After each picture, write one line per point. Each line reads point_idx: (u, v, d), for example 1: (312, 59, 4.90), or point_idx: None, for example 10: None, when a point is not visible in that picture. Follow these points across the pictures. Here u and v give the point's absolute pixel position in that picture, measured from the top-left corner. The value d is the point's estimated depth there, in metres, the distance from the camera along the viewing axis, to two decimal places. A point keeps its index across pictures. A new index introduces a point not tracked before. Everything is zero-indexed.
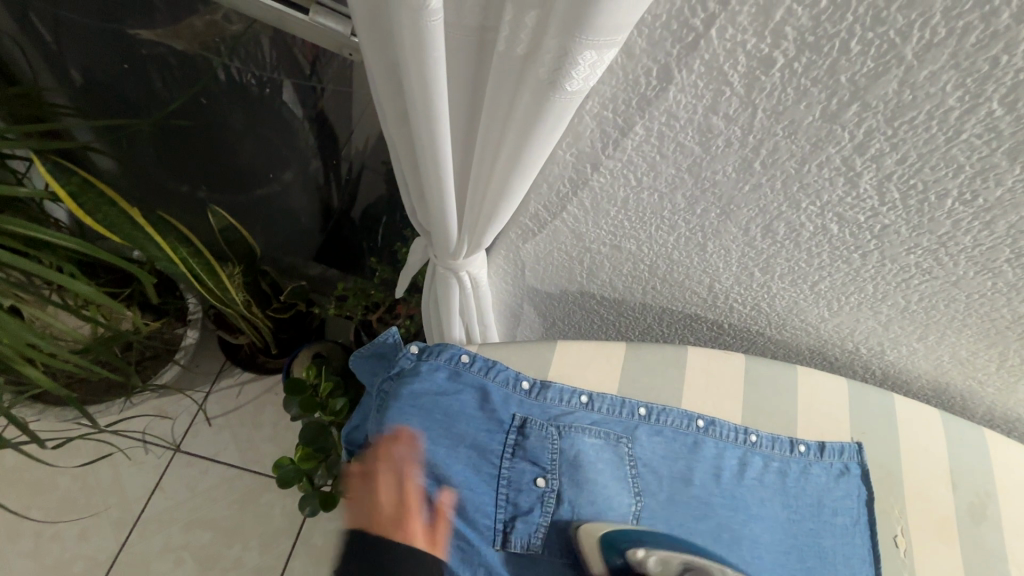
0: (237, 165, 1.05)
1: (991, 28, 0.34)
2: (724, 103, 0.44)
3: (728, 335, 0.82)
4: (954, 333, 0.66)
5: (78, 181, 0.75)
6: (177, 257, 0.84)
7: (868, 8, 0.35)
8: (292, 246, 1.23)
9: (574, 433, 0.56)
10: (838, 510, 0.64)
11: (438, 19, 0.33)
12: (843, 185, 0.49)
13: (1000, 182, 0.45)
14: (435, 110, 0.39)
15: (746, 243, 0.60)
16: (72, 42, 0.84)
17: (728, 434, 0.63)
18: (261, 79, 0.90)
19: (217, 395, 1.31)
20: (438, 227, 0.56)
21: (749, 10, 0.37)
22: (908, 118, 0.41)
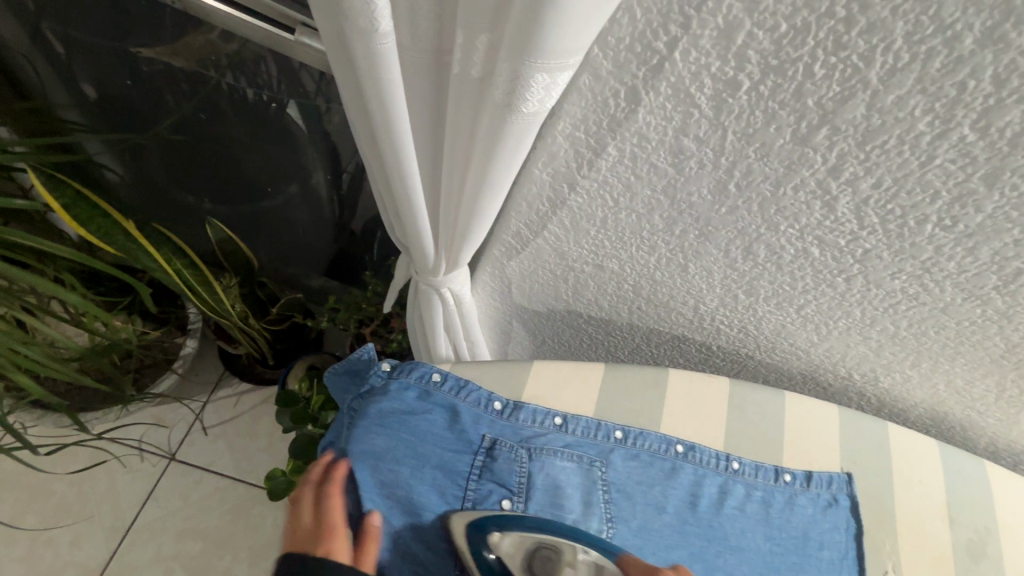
0: (237, 179, 1.06)
1: (956, 53, 0.34)
2: (694, 125, 0.44)
3: (717, 358, 0.80)
4: (948, 361, 0.64)
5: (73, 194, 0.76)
6: (171, 270, 0.85)
7: (828, 33, 0.35)
8: (291, 259, 1.24)
9: (545, 456, 0.55)
10: (825, 544, 0.63)
11: (390, 42, 0.33)
12: (820, 209, 0.48)
13: (980, 209, 0.43)
14: (397, 131, 0.40)
15: (728, 265, 0.59)
16: (79, 59, 0.87)
17: (708, 461, 0.62)
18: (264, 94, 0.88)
19: (214, 404, 1.32)
20: (415, 245, 0.57)
21: (710, 33, 0.37)
22: (879, 143, 0.41)
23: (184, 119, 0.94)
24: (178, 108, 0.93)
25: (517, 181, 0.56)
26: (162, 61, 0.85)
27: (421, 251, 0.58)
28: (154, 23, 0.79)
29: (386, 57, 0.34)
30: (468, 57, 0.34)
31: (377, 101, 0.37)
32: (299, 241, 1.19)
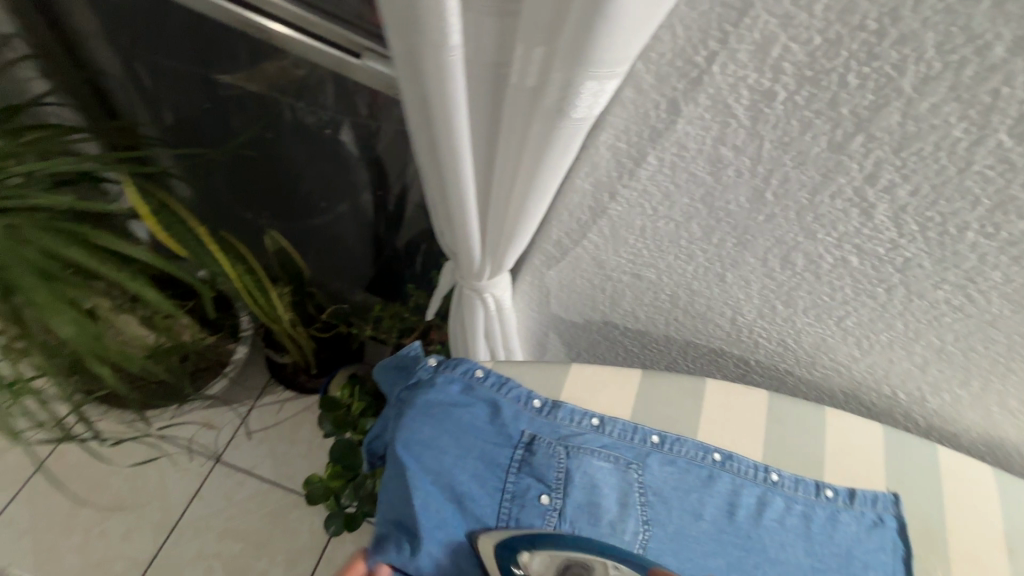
0: (294, 195, 1.14)
1: (987, 61, 0.35)
2: (732, 134, 0.47)
3: (755, 373, 0.80)
4: (999, 378, 0.62)
5: (156, 201, 0.85)
6: (234, 273, 0.92)
7: (861, 45, 0.37)
8: (338, 272, 1.30)
9: (583, 455, 0.56)
10: (870, 564, 0.61)
11: (456, 54, 0.37)
12: (858, 217, 0.50)
13: (1022, 216, 0.44)
14: (456, 136, 0.44)
15: (765, 274, 0.61)
16: (168, 85, 0.97)
17: (746, 471, 0.61)
18: (325, 119, 0.96)
19: (260, 410, 1.38)
20: (463, 248, 0.61)
21: (747, 47, 0.40)
22: (915, 149, 0.42)
23: (253, 139, 1.03)
24: (248, 128, 1.02)
25: (561, 189, 0.59)
26: (238, 87, 0.94)
27: (467, 254, 0.62)
28: (235, 53, 0.88)
29: (451, 69, 0.38)
30: (524, 69, 0.38)
31: (441, 110, 0.42)
32: (346, 255, 1.25)
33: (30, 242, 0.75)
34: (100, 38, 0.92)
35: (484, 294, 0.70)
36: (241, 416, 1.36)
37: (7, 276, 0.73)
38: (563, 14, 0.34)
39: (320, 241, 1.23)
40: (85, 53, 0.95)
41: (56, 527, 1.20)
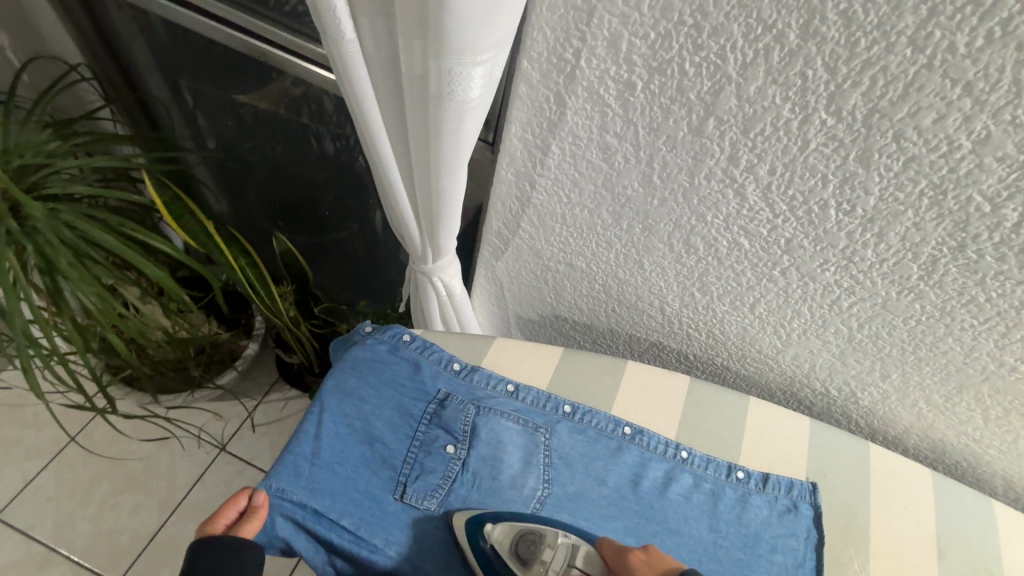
0: (301, 205, 1.28)
1: (787, 47, 0.42)
2: (611, 122, 0.54)
3: (696, 368, 0.82)
4: (914, 369, 0.63)
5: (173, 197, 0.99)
6: (236, 265, 1.04)
7: (686, 38, 0.44)
8: (342, 278, 1.42)
9: (493, 415, 0.62)
10: (779, 548, 0.61)
11: (355, 47, 0.47)
12: (734, 197, 0.55)
13: (868, 191, 0.48)
14: (369, 118, 0.53)
15: (675, 259, 0.66)
16: (199, 106, 1.14)
17: (656, 446, 0.64)
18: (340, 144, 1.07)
19: (264, 405, 1.48)
20: (403, 228, 0.69)
21: (601, 44, 0.48)
22: (758, 130, 0.48)
23: (268, 153, 1.18)
24: (263, 144, 1.17)
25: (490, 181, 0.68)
26: (253, 107, 1.08)
27: (407, 234, 0.70)
28: (248, 78, 1.02)
29: (351, 59, 0.47)
30: (409, 58, 0.47)
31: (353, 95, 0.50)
32: (348, 263, 1.37)
33: (67, 224, 0.89)
34: (148, 68, 1.10)
35: (433, 278, 0.78)
36: (248, 410, 1.46)
37: (47, 252, 0.87)
38: (427, 12, 0.42)
39: (325, 248, 1.36)
40: (138, 80, 1.14)
41: (75, 497, 1.32)
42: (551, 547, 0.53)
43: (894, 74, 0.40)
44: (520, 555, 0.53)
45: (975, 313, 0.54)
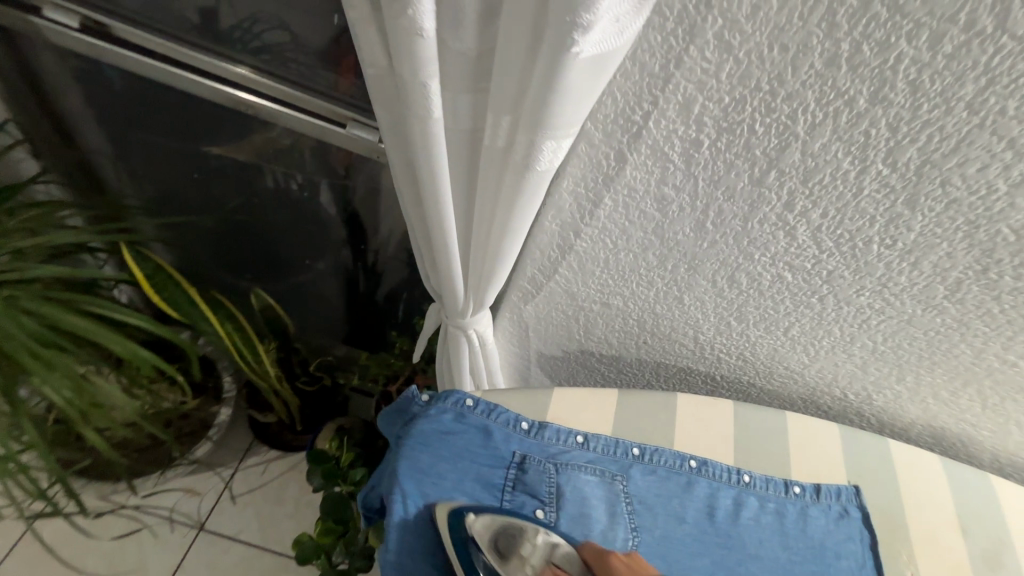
0: (276, 255, 1.20)
1: (855, 110, 0.45)
2: (671, 175, 0.56)
3: (722, 388, 0.87)
4: (927, 372, 0.71)
5: (151, 266, 0.91)
6: (223, 332, 0.97)
7: (760, 102, 0.47)
8: (321, 327, 1.34)
9: (571, 470, 0.63)
10: (842, 554, 0.66)
11: (438, 124, 0.45)
12: (784, 238, 0.59)
13: (910, 228, 0.54)
14: (439, 190, 0.51)
15: (717, 294, 0.69)
16: (155, 159, 1.03)
17: (721, 475, 0.67)
18: (303, 182, 1.05)
19: (243, 474, 1.33)
20: (447, 290, 0.67)
21: (673, 107, 0.50)
22: (817, 179, 0.52)
23: (239, 204, 1.10)
24: (232, 194, 1.09)
25: (532, 232, 0.67)
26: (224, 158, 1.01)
27: (451, 293, 0.68)
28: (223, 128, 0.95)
29: (433, 138, 0.45)
30: (495, 133, 0.46)
31: (427, 170, 0.49)
32: (330, 309, 1.30)
33: (27, 311, 0.78)
34: (91, 121, 0.98)
35: (469, 331, 0.76)
36: (225, 479, 1.32)
37: (3, 346, 0.74)
38: (525, 90, 0.42)
39: (304, 297, 1.28)
40: (77, 135, 1.01)
41: None
42: (526, 542, 0.56)
43: (949, 133, 0.45)
44: (499, 547, 0.55)
45: (988, 322, 0.61)
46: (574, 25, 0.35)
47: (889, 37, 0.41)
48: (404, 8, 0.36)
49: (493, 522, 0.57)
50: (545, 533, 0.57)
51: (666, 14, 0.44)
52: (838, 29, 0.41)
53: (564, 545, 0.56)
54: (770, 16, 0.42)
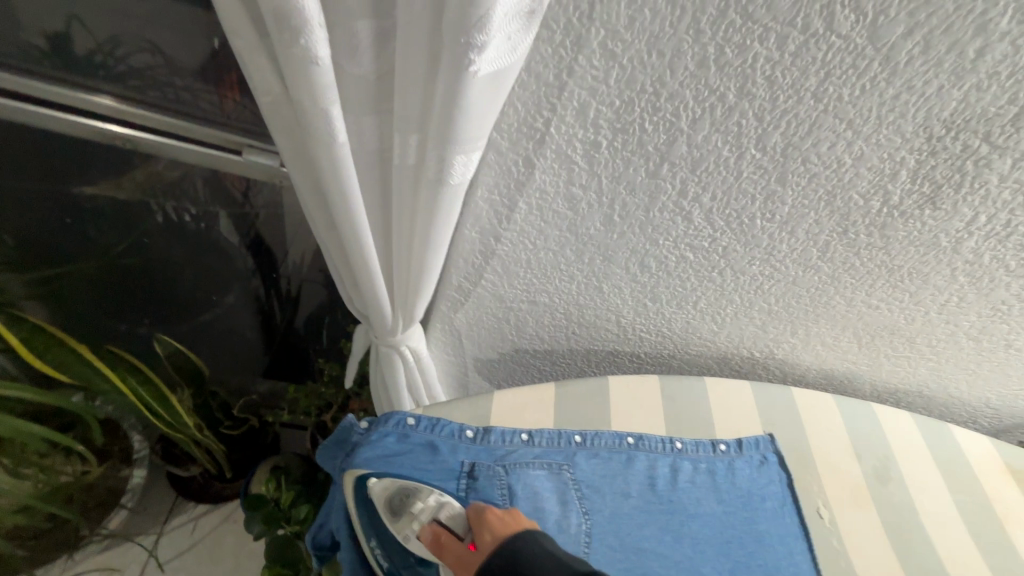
0: (177, 295, 1.11)
1: (727, 104, 0.51)
2: (577, 176, 0.59)
3: (648, 364, 0.93)
4: (814, 324, 0.81)
5: (29, 328, 0.81)
6: (126, 387, 0.87)
7: (647, 104, 0.52)
8: (239, 364, 1.25)
9: (520, 468, 0.65)
10: (766, 496, 0.73)
11: (345, 148, 0.44)
12: (683, 222, 0.64)
13: (784, 202, 0.61)
14: (354, 213, 0.50)
15: (631, 279, 0.74)
16: (12, 207, 0.91)
17: (657, 446, 0.73)
18: (197, 214, 1.00)
19: (170, 536, 1.21)
20: (374, 311, 0.66)
21: (570, 113, 0.53)
22: (704, 168, 0.57)
23: (126, 245, 1.00)
24: (115, 236, 0.99)
25: (452, 241, 0.68)
26: (101, 197, 0.92)
27: (378, 315, 0.67)
28: (95, 165, 0.86)
29: (341, 162, 0.45)
30: (404, 151, 0.46)
31: (338, 193, 0.48)
32: (247, 344, 1.23)
33: None
34: None
35: (401, 347, 0.74)
36: (147, 548, 1.18)
37: None
38: (428, 108, 0.42)
39: (217, 335, 1.20)
40: None
41: None
42: (417, 501, 0.55)
43: (803, 118, 0.52)
44: (393, 507, 0.56)
45: (852, 274, 0.71)
46: (470, 44, 0.36)
47: (745, 39, 0.46)
48: (295, 36, 0.35)
49: (392, 484, 0.57)
50: (436, 495, 0.56)
51: (553, 27, 0.46)
52: (704, 34, 0.46)
53: (453, 504, 0.55)
54: (645, 25, 0.46)
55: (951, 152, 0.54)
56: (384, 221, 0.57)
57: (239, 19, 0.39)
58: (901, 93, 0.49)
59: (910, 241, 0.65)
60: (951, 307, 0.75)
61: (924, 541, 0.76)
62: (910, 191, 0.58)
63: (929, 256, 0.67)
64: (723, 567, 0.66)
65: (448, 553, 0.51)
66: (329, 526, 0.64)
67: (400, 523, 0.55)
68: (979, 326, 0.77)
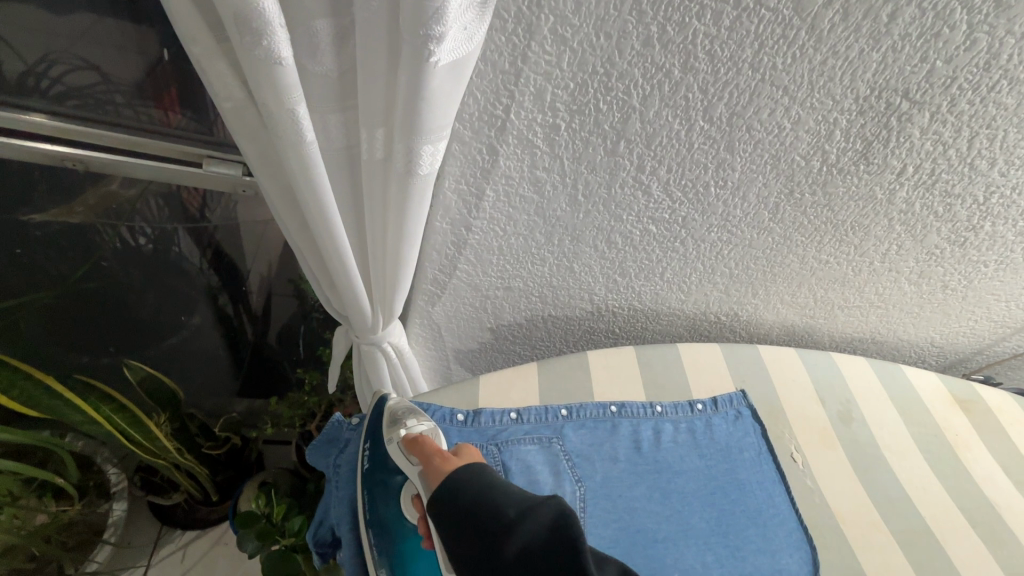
0: (142, 319, 1.08)
1: (673, 80, 0.55)
2: (540, 159, 0.62)
3: (622, 338, 0.97)
4: (772, 284, 0.86)
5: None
6: (100, 415, 0.86)
7: (600, 85, 0.54)
8: (214, 384, 1.22)
9: (511, 445, 0.68)
10: (744, 447, 0.77)
11: (315, 146, 0.45)
12: (643, 196, 0.68)
13: (734, 169, 0.65)
14: (328, 212, 0.51)
15: (601, 257, 0.77)
16: None
17: (638, 412, 0.76)
18: (156, 233, 0.97)
19: (158, 568, 1.18)
20: (353, 310, 0.66)
21: (528, 99, 0.55)
22: (658, 142, 0.61)
23: (83, 271, 0.97)
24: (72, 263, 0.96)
25: (424, 235, 0.69)
26: (53, 223, 0.89)
27: (358, 314, 0.68)
28: (44, 189, 0.84)
29: (312, 161, 0.46)
30: (372, 146, 0.47)
31: (310, 193, 0.48)
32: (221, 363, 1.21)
33: None
34: None
35: (383, 344, 0.75)
36: None
37: None
38: (393, 101, 0.44)
39: (189, 356, 1.17)
40: None
41: None
42: (413, 419, 0.57)
43: (744, 88, 0.56)
44: (395, 415, 0.57)
45: (802, 232, 0.76)
46: (428, 36, 0.38)
47: (684, 17, 0.49)
48: (257, 39, 0.36)
49: (397, 406, 0.60)
50: (429, 422, 0.57)
51: (505, 16, 0.48)
52: (646, 15, 0.49)
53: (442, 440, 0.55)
54: (591, 10, 0.48)
55: (878, 110, 0.59)
56: (357, 218, 0.58)
57: (197, 27, 0.39)
58: (828, 58, 0.53)
59: (850, 196, 0.70)
60: (891, 256, 0.81)
61: (887, 473, 0.82)
62: (845, 149, 0.63)
63: (867, 209, 0.73)
64: (711, 515, 0.70)
65: (424, 454, 0.50)
66: (330, 523, 0.65)
67: (394, 428, 0.56)
68: (918, 270, 0.84)
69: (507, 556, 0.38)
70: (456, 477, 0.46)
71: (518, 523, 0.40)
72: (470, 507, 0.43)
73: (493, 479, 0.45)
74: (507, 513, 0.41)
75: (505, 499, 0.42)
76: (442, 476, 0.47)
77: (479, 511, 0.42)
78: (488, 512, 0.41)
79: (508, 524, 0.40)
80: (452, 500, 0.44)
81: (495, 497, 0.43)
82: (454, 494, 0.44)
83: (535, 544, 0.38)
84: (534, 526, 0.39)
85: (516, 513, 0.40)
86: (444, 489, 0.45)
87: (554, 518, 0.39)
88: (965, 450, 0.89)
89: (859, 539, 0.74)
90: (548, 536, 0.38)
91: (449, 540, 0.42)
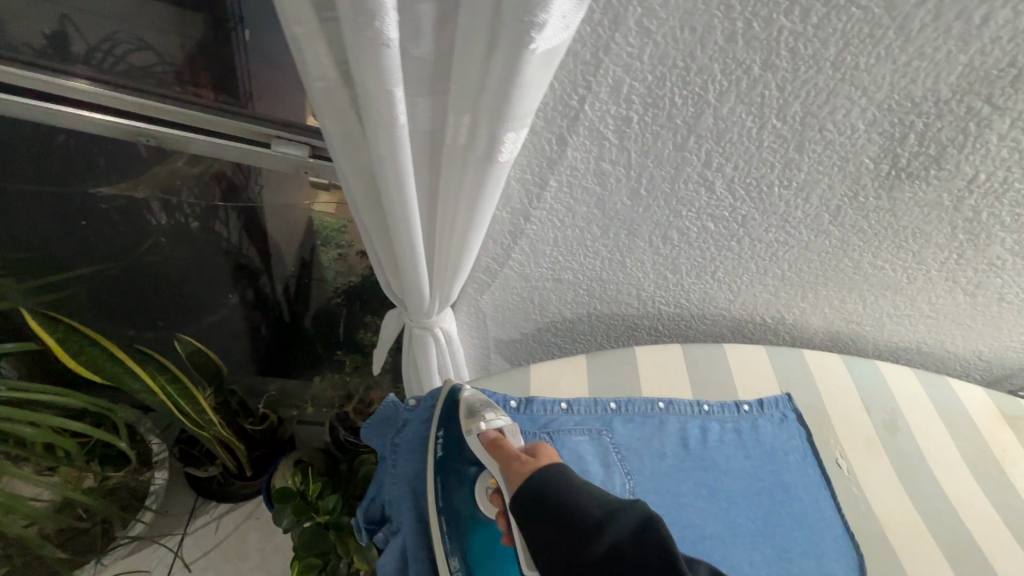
0: (192, 293, 1.11)
1: (752, 76, 0.54)
2: (608, 152, 0.62)
3: (665, 336, 0.97)
4: (823, 288, 0.86)
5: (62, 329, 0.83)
6: (157, 385, 0.88)
7: (676, 79, 0.54)
8: (254, 361, 1.25)
9: (562, 435, 0.69)
10: (789, 450, 0.77)
11: (404, 127, 0.46)
12: (705, 192, 0.67)
13: (801, 169, 0.65)
14: (406, 194, 0.52)
15: (654, 252, 0.77)
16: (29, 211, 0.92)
17: (686, 409, 0.77)
18: (210, 211, 0.99)
19: (193, 537, 1.20)
20: (412, 293, 0.68)
21: (604, 91, 0.55)
22: (728, 139, 0.61)
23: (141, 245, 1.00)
24: (131, 236, 0.99)
25: None
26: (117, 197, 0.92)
27: (418, 298, 0.69)
28: (113, 164, 0.87)
29: (399, 142, 0.47)
30: (457, 132, 0.48)
31: (393, 174, 0.49)
32: (261, 342, 1.23)
33: None
34: None
35: (434, 329, 0.76)
36: (172, 549, 1.17)
37: None
38: (484, 86, 0.44)
39: (233, 332, 1.20)
40: None
41: None
42: (491, 413, 0.58)
43: (821, 88, 0.55)
44: (473, 409, 0.58)
45: (861, 237, 0.75)
46: (532, 24, 0.38)
47: (772, 13, 0.49)
48: (370, 20, 0.36)
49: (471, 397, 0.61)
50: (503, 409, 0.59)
51: (594, 8, 0.48)
52: (734, 10, 0.49)
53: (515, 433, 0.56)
54: (680, 3, 0.48)
55: (957, 114, 0.57)
56: (428, 201, 0.59)
57: (302, 7, 0.40)
58: (913, 59, 0.53)
59: (916, 202, 0.69)
60: (950, 265, 0.80)
61: (933, 485, 0.81)
62: (917, 153, 0.63)
63: (932, 216, 0.71)
64: (757, 514, 0.70)
65: (505, 455, 0.52)
66: (382, 499, 0.66)
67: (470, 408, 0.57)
68: (976, 281, 0.82)
69: (593, 555, 0.40)
70: (538, 479, 0.48)
71: (607, 522, 0.42)
72: (556, 508, 0.45)
73: (574, 483, 0.47)
74: (594, 513, 0.43)
75: (590, 499, 0.45)
76: (525, 477, 0.49)
77: (565, 510, 0.44)
78: (574, 513, 0.44)
79: (594, 525, 0.42)
80: (536, 502, 0.46)
81: (579, 499, 0.45)
82: (537, 495, 0.46)
83: (620, 545, 0.40)
84: (619, 530, 0.41)
85: (602, 514, 0.43)
86: (528, 488, 0.47)
87: (639, 524, 0.41)
88: (1013, 467, 0.87)
89: (905, 549, 0.73)
90: (634, 539, 0.40)
91: (534, 539, 0.44)
